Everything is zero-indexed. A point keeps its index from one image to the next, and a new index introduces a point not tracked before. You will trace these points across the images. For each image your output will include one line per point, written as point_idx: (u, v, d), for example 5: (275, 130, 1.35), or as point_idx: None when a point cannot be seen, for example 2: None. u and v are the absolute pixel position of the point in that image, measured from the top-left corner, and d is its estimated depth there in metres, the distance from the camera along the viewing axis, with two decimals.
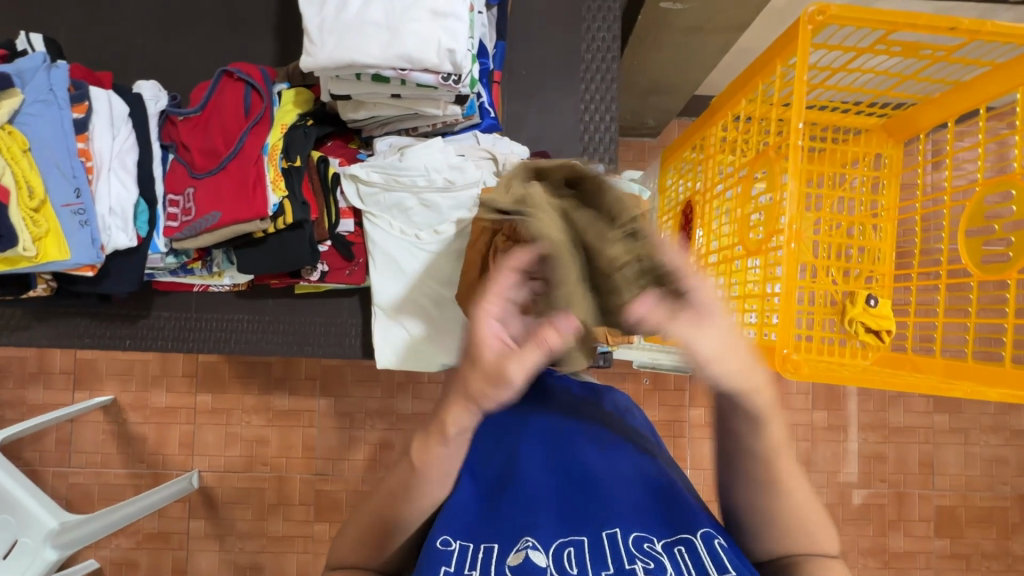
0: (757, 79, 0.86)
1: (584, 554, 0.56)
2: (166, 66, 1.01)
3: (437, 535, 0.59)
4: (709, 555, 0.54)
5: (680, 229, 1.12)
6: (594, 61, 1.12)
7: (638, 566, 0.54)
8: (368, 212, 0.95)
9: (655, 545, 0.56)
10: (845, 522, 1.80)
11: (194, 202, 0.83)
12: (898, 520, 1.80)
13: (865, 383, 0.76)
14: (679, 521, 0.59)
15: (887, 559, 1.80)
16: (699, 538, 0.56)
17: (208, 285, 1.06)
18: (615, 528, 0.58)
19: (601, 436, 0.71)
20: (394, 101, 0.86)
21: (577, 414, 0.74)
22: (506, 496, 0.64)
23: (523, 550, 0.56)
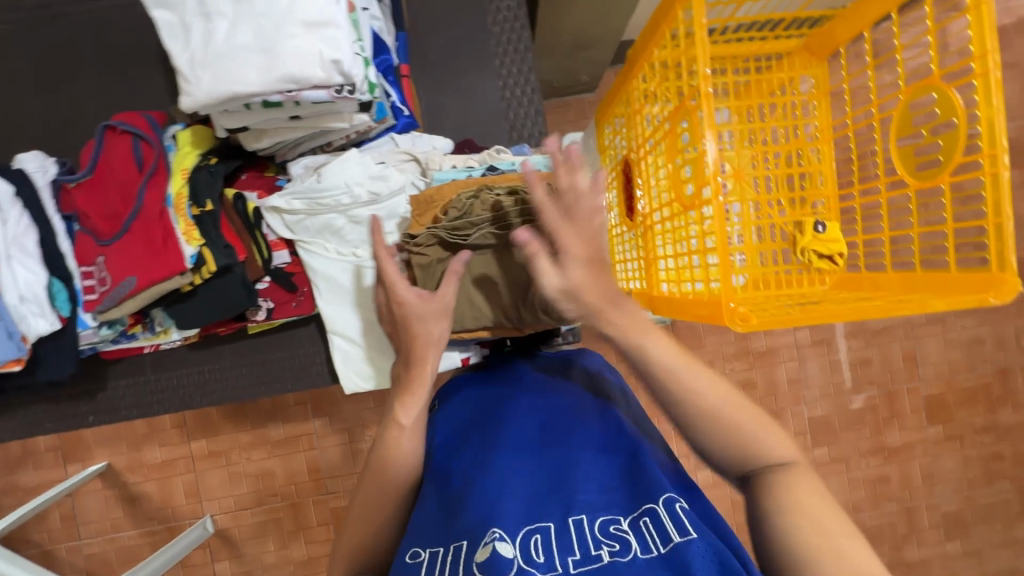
0: (663, 26, 0.82)
1: (552, 544, 0.54)
2: (55, 128, 0.95)
3: (407, 549, 0.60)
4: (673, 520, 0.54)
5: (623, 189, 1.10)
6: (503, 33, 1.07)
7: (604, 552, 0.53)
8: (300, 240, 0.92)
9: (622, 523, 0.56)
10: (842, 429, 1.86)
11: (107, 271, 0.78)
12: (891, 417, 1.87)
13: (820, 319, 0.70)
14: (644, 491, 0.58)
15: (888, 455, 1.87)
16: (662, 505, 0.56)
17: (157, 344, 1.02)
18: (582, 514, 0.57)
19: (565, 417, 0.70)
20: (294, 123, 0.81)
21: (543, 398, 0.74)
22: (471, 492, 0.62)
23: (490, 543, 0.55)
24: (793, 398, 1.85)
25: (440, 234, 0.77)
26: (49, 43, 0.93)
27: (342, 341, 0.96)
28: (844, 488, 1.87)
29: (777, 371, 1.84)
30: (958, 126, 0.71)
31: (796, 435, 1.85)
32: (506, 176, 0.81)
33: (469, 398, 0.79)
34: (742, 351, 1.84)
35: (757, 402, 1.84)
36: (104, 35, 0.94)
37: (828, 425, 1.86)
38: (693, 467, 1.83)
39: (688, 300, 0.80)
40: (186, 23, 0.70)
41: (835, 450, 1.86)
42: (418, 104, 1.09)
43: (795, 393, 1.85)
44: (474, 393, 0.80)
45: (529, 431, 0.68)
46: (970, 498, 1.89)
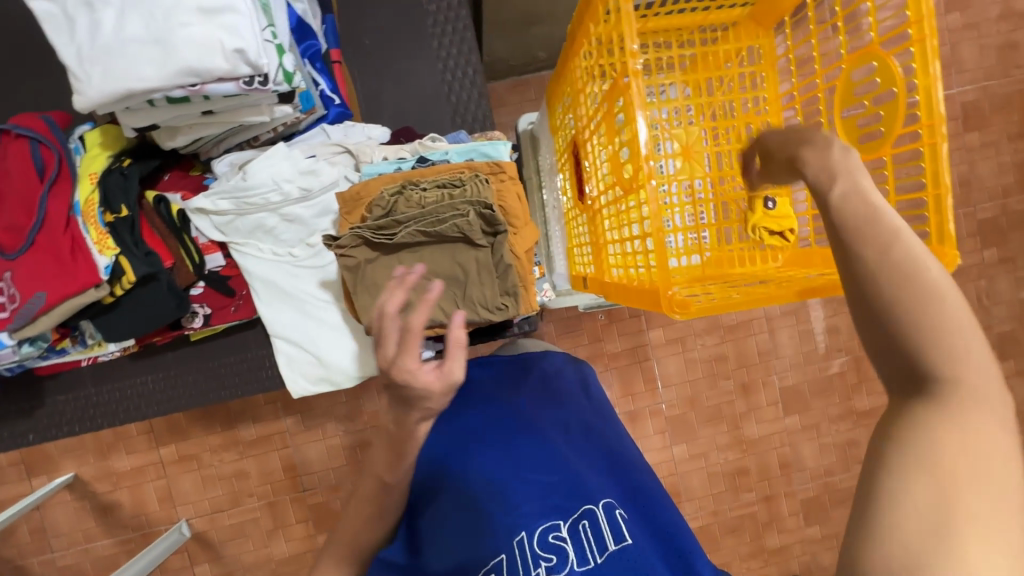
0: (596, 0, 0.78)
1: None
2: None
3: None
4: (608, 525, 0.60)
5: (574, 172, 1.07)
6: (440, 11, 1.01)
7: (543, 566, 0.58)
8: (233, 242, 0.87)
9: (562, 530, 0.60)
10: (812, 397, 1.89)
11: (15, 287, 0.72)
12: (859, 382, 1.90)
13: (761, 302, 0.67)
14: (582, 492, 0.63)
15: (857, 419, 1.91)
16: (600, 509, 0.61)
17: (94, 357, 0.97)
18: (523, 531, 0.60)
19: (509, 430, 0.71)
20: (209, 118, 0.76)
21: (492, 409, 0.75)
22: (428, 530, 0.65)
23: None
24: (763, 369, 1.87)
25: (365, 234, 0.70)
26: None
27: (286, 344, 0.92)
28: (816, 453, 1.91)
29: (746, 344, 1.85)
30: (899, 97, 0.67)
31: (767, 406, 1.88)
32: (439, 167, 0.76)
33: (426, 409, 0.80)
34: (711, 326, 1.85)
35: (728, 376, 1.86)
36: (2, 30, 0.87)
37: (798, 394, 1.89)
38: (667, 443, 1.84)
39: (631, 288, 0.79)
40: (70, 14, 0.64)
41: (806, 418, 1.90)
42: (354, 91, 1.04)
43: (765, 365, 1.87)
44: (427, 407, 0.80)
45: (474, 451, 0.69)
46: None
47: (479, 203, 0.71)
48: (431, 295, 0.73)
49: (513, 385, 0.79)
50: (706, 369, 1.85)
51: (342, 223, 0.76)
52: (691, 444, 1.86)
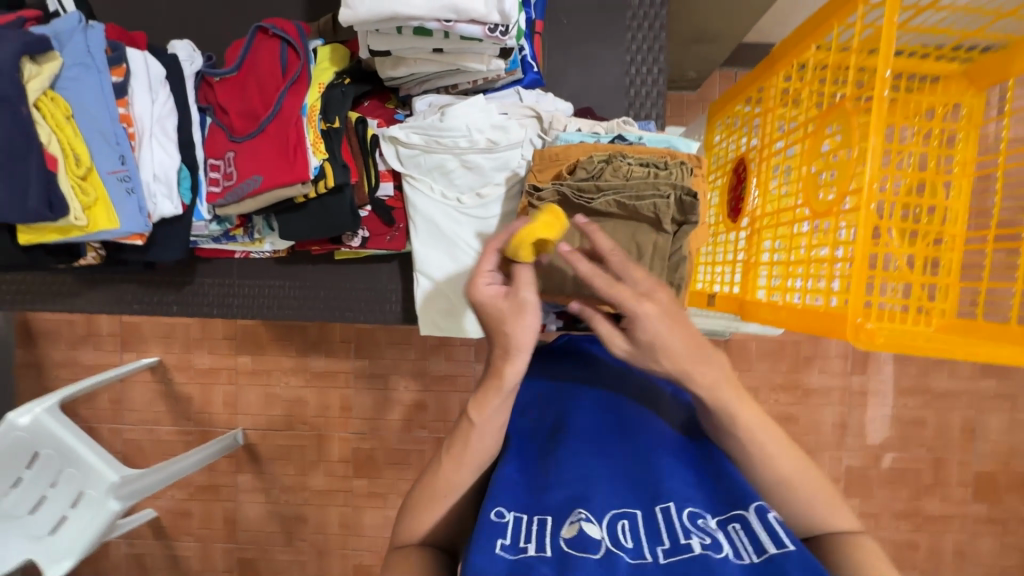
0: (831, 22, 0.78)
1: (641, 531, 0.49)
2: (192, 24, 0.97)
3: (490, 506, 0.52)
4: (766, 529, 0.49)
5: (730, 189, 1.06)
6: (642, 7, 1.04)
7: (695, 542, 0.48)
8: (408, 174, 0.92)
9: (710, 521, 0.51)
10: (879, 485, 1.79)
11: (235, 166, 0.81)
12: (934, 484, 1.78)
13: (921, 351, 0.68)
14: (731, 495, 0.54)
15: (921, 522, 1.79)
16: (753, 513, 0.51)
17: (249, 251, 1.05)
18: (670, 502, 0.52)
19: (646, 413, 0.65)
20: (434, 56, 0.81)
21: (618, 380, 0.70)
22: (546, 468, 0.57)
23: (576, 524, 0.49)
24: (835, 442, 1.78)
25: (565, 191, 0.76)
26: None
27: (426, 282, 0.96)
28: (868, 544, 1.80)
29: (824, 411, 1.77)
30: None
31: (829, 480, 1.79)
32: (643, 150, 0.79)
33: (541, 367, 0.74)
34: (793, 383, 1.78)
35: (797, 437, 1.78)
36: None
37: (865, 477, 1.79)
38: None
39: (795, 310, 0.79)
40: None
41: (866, 505, 1.79)
42: (541, 66, 1.08)
43: (838, 438, 1.78)
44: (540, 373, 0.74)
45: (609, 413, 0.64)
46: None
47: (681, 189, 0.73)
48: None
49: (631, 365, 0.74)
50: None
51: (533, 177, 0.81)
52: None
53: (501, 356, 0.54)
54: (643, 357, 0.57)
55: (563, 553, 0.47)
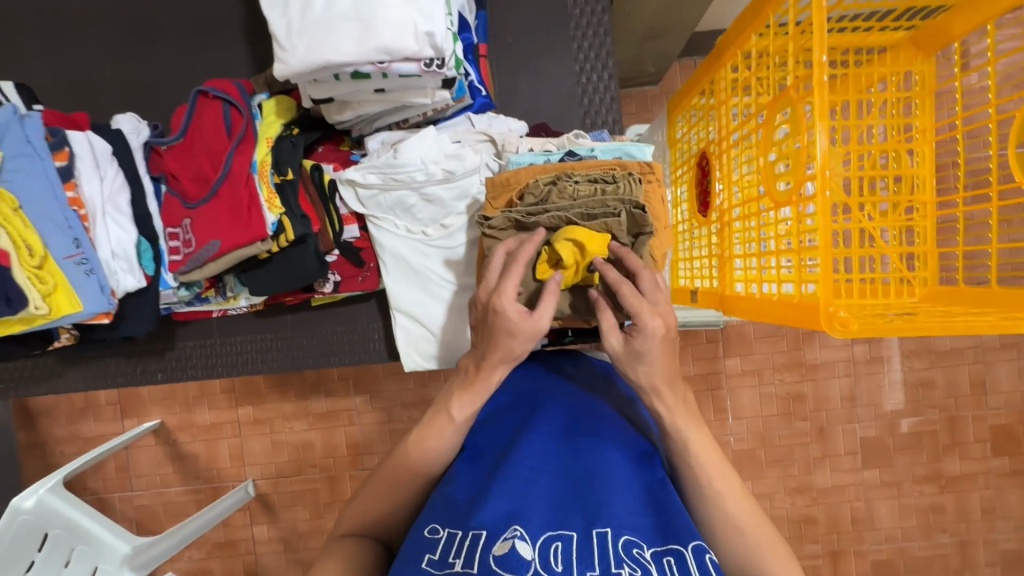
0: (766, 10, 0.77)
1: (570, 550, 0.53)
2: (142, 97, 1.02)
3: (426, 524, 0.58)
4: (699, 569, 0.51)
5: (697, 183, 1.05)
6: (583, 15, 1.04)
7: (625, 572, 0.50)
8: (371, 215, 0.92)
9: (645, 551, 0.53)
10: (897, 453, 1.77)
11: (193, 233, 0.80)
12: (952, 444, 1.76)
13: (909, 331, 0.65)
14: (672, 527, 0.56)
15: (944, 484, 1.77)
16: (690, 551, 0.53)
17: (225, 310, 1.04)
18: (607, 528, 0.55)
19: (601, 430, 0.69)
20: (378, 96, 0.81)
21: (578, 404, 0.74)
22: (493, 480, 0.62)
23: (509, 540, 0.53)
24: (846, 415, 1.76)
25: (515, 216, 0.74)
26: (140, 14, 1.01)
27: (404, 318, 0.96)
28: (894, 514, 1.78)
29: (829, 386, 1.76)
30: None
31: (846, 455, 1.77)
32: (589, 164, 0.79)
33: (511, 391, 0.79)
34: (794, 363, 1.76)
35: (806, 416, 1.76)
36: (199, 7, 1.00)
37: (881, 447, 1.77)
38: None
39: (772, 303, 0.77)
40: None
41: (887, 474, 1.77)
42: (494, 87, 1.08)
43: (848, 411, 1.76)
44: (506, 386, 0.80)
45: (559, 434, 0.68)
46: None
47: (630, 202, 0.72)
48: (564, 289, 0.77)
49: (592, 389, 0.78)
50: (782, 406, 1.77)
51: (488, 206, 0.81)
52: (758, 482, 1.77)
53: (487, 365, 0.67)
54: (626, 361, 0.65)
55: (490, 569, 0.50)
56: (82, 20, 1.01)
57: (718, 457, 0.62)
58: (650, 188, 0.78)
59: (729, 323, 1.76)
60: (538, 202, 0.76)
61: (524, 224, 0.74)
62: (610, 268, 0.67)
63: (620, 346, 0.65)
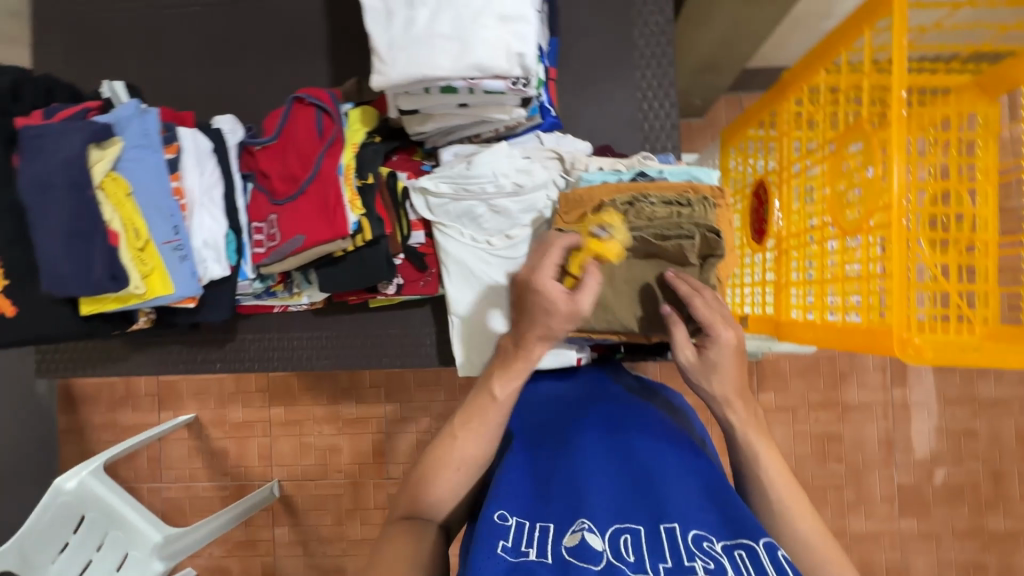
0: (837, 48, 0.80)
1: (639, 542, 0.53)
2: (233, 103, 1.09)
3: (494, 509, 0.60)
4: (772, 562, 0.50)
5: (752, 210, 1.07)
6: (648, 47, 1.09)
7: (698, 566, 0.49)
8: (439, 223, 0.96)
9: (715, 544, 0.52)
10: (937, 503, 1.71)
11: (278, 228, 0.86)
12: (996, 499, 1.69)
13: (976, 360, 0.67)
14: (740, 524, 0.55)
15: (987, 540, 1.70)
16: (762, 546, 0.52)
17: (288, 306, 1.08)
18: (675, 523, 0.54)
19: (652, 432, 0.70)
20: (460, 110, 0.86)
21: (627, 410, 0.76)
22: (554, 480, 0.64)
23: (578, 532, 0.54)
24: (884, 460, 1.71)
25: (593, 233, 0.76)
26: (238, 28, 1.09)
27: (462, 324, 0.98)
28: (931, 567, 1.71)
29: (868, 429, 1.72)
30: None
31: (883, 501, 1.71)
32: (664, 187, 0.80)
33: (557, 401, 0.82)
34: (832, 402, 1.73)
35: (843, 458, 1.72)
36: (289, 21, 1.07)
37: (920, 496, 1.71)
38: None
39: (833, 329, 0.79)
40: (391, 10, 0.76)
41: (925, 525, 1.71)
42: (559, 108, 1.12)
43: (886, 456, 1.72)
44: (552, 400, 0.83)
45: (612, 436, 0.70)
46: None
47: (705, 225, 0.75)
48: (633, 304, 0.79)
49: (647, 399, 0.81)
50: (817, 445, 1.73)
51: (559, 220, 0.84)
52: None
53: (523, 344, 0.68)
54: (699, 373, 0.70)
55: (565, 560, 0.50)
56: (185, 32, 1.10)
57: (785, 475, 0.62)
58: (721, 211, 0.80)
59: (765, 356, 1.75)
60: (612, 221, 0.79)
61: (599, 242, 0.77)
62: (682, 283, 0.72)
63: (694, 357, 0.70)
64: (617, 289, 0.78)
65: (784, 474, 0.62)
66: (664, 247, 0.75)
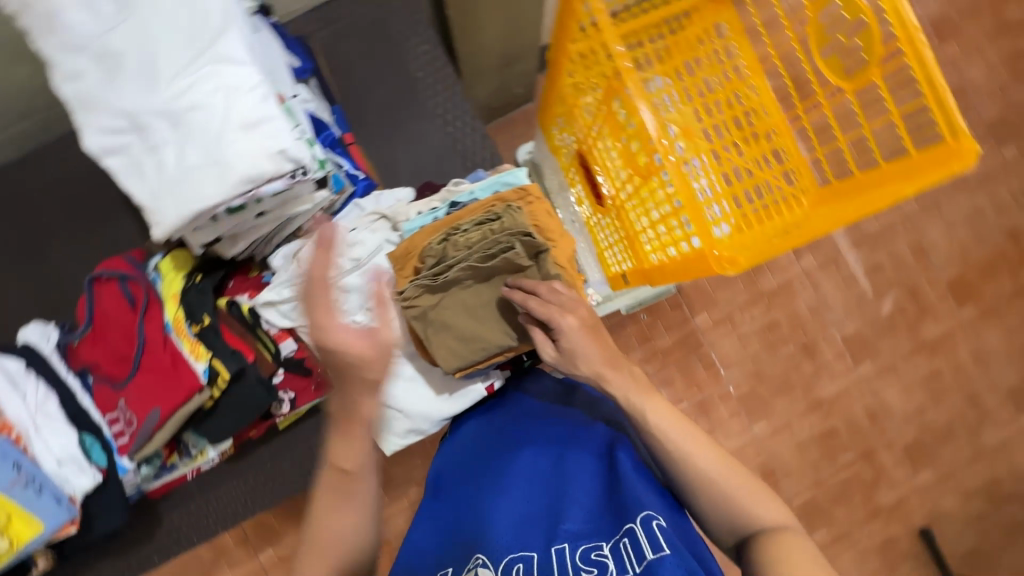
0: (569, 21, 0.85)
1: (531, 566, 0.63)
2: (48, 296, 1.02)
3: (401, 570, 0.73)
4: (648, 539, 0.59)
5: (585, 178, 1.12)
6: (428, 75, 1.13)
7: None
8: (301, 325, 0.94)
9: (604, 549, 0.62)
10: (909, 352, 1.65)
11: (131, 409, 0.81)
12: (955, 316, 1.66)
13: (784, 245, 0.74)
14: (624, 512, 0.64)
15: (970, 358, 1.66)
16: (640, 524, 0.61)
17: (199, 468, 1.03)
18: (564, 543, 0.64)
19: (564, 440, 0.79)
20: (262, 219, 0.84)
21: (544, 423, 0.83)
22: (474, 511, 0.74)
23: (475, 569, 0.66)
24: (820, 326, 1.66)
25: (424, 281, 0.78)
26: (26, 222, 1.03)
27: None
28: (925, 407, 1.64)
29: (799, 302, 1.66)
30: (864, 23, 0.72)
31: (838, 360, 1.65)
32: (471, 207, 0.83)
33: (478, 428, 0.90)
34: (756, 296, 1.66)
35: (789, 339, 1.65)
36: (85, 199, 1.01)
37: (863, 339, 1.66)
38: (748, 424, 1.63)
39: (677, 263, 0.83)
40: (138, 162, 0.73)
41: (880, 363, 1.65)
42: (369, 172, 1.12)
43: (821, 322, 1.66)
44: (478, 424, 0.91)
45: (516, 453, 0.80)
46: None
47: (518, 231, 0.77)
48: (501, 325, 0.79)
49: (563, 408, 0.87)
50: (764, 339, 1.65)
51: (398, 279, 0.84)
52: (771, 420, 1.63)
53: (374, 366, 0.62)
54: (565, 362, 0.72)
55: None
56: None
57: (674, 419, 0.66)
58: (532, 206, 0.83)
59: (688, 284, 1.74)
60: (439, 260, 0.80)
61: (433, 286, 0.79)
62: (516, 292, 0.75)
63: (558, 354, 0.73)
64: (477, 319, 0.80)
65: (671, 420, 0.66)
66: (500, 266, 0.77)
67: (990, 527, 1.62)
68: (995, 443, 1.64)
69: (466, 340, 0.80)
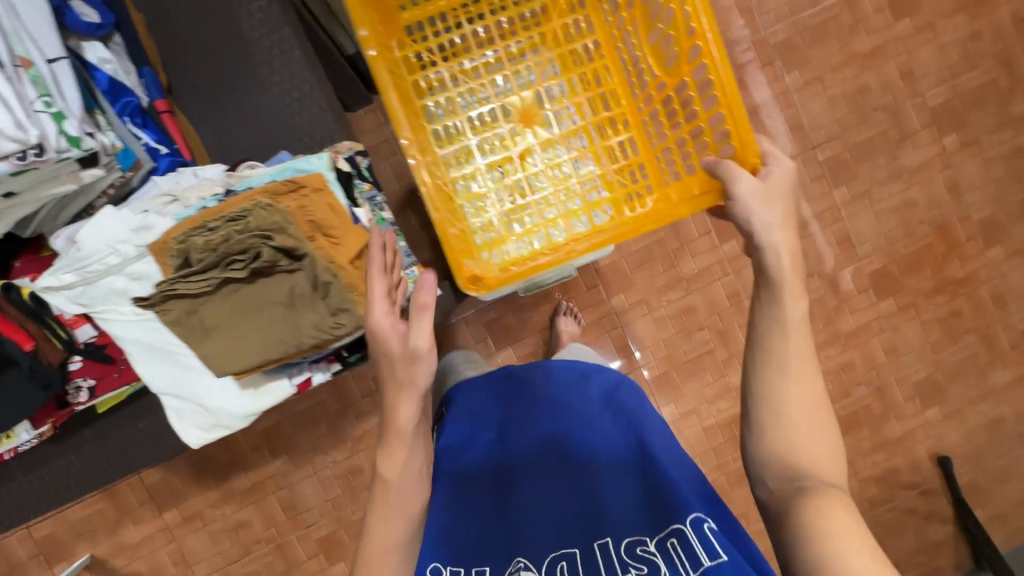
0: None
1: (575, 566, 0.72)
2: None
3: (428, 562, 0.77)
4: (697, 544, 0.66)
5: None
6: (262, 36, 0.99)
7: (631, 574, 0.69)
8: (94, 311, 0.88)
9: (649, 546, 0.70)
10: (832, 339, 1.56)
11: None
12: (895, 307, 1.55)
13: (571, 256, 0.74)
14: (666, 513, 0.70)
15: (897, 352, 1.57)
16: (687, 527, 0.67)
17: (16, 450, 1.00)
18: (607, 538, 0.72)
19: (586, 426, 0.82)
20: (15, 201, 0.77)
21: (560, 408, 0.85)
22: (517, 504, 0.79)
23: (517, 572, 0.73)
24: (738, 311, 1.56)
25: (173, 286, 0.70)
26: None
27: (172, 399, 0.92)
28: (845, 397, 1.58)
29: (718, 288, 1.53)
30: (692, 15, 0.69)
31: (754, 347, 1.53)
32: (235, 197, 0.72)
33: (493, 401, 0.93)
34: (675, 280, 1.54)
35: (704, 324, 1.55)
36: None
37: None
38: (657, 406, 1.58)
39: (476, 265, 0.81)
40: None
41: None
42: (190, 147, 1.00)
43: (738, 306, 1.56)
44: (498, 396, 0.93)
45: (542, 436, 0.82)
46: (1001, 383, 1.61)
47: (268, 232, 0.71)
48: (270, 327, 0.74)
49: (572, 387, 0.88)
50: (679, 322, 1.55)
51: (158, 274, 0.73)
52: (680, 402, 1.58)
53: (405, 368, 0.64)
54: (753, 205, 0.63)
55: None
56: None
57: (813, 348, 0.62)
58: (304, 198, 0.74)
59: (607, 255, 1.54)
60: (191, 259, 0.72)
61: (186, 289, 0.71)
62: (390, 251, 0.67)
63: (756, 188, 0.64)
64: (242, 320, 0.74)
65: (801, 291, 0.62)
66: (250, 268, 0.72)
67: (883, 513, 1.62)
68: (895, 436, 1.60)
69: (238, 343, 0.74)
